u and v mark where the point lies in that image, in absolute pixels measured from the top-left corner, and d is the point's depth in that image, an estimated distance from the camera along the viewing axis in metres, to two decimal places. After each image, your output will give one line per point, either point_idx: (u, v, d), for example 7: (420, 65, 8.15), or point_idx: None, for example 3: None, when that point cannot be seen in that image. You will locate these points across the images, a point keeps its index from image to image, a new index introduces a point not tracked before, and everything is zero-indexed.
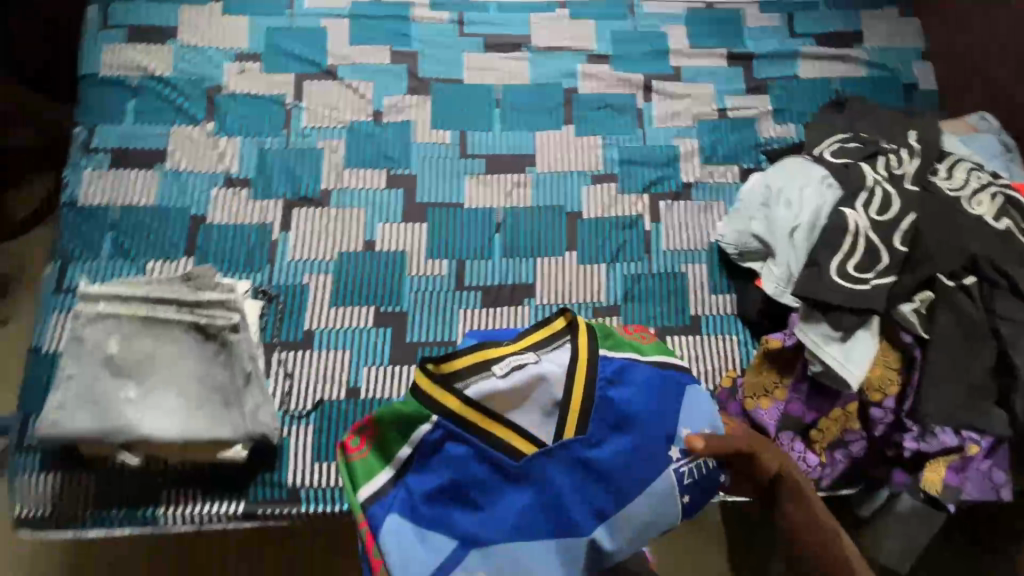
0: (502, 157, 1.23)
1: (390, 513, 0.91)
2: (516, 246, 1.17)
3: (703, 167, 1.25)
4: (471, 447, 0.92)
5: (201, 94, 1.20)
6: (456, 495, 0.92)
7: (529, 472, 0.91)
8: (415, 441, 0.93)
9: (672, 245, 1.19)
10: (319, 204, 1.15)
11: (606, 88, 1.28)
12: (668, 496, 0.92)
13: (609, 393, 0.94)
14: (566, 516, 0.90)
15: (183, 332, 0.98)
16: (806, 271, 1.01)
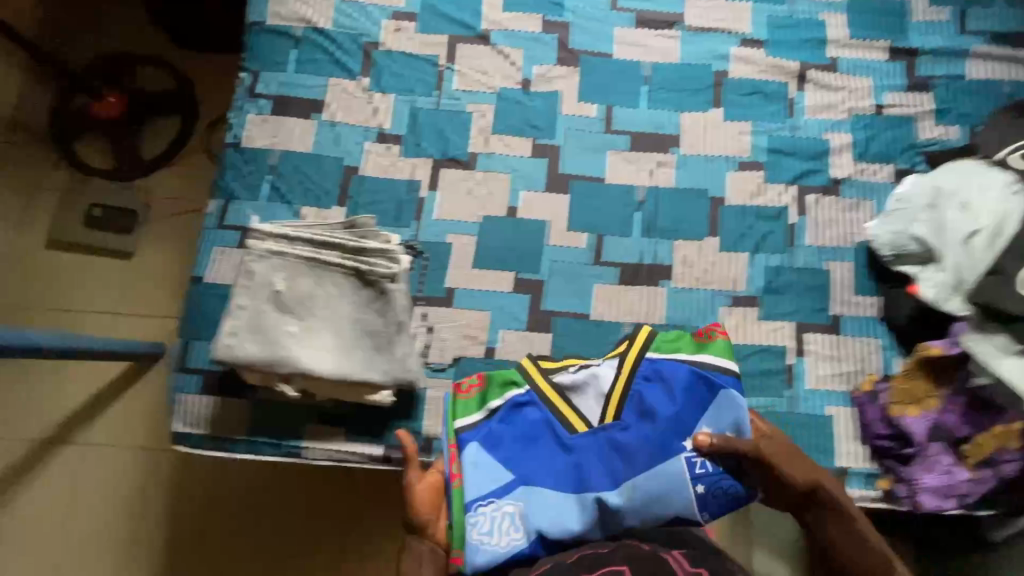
0: (647, 136, 1.21)
1: (470, 443, 0.96)
2: (656, 227, 1.17)
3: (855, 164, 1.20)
4: (541, 414, 0.97)
5: (359, 49, 1.23)
6: (525, 439, 0.96)
7: (579, 442, 0.94)
8: (502, 399, 0.99)
9: (816, 240, 1.16)
10: (466, 166, 1.17)
11: (759, 74, 1.24)
12: (677, 483, 0.89)
13: (650, 388, 0.96)
14: (590, 478, 0.91)
15: (344, 277, 1.02)
16: (985, 279, 0.95)
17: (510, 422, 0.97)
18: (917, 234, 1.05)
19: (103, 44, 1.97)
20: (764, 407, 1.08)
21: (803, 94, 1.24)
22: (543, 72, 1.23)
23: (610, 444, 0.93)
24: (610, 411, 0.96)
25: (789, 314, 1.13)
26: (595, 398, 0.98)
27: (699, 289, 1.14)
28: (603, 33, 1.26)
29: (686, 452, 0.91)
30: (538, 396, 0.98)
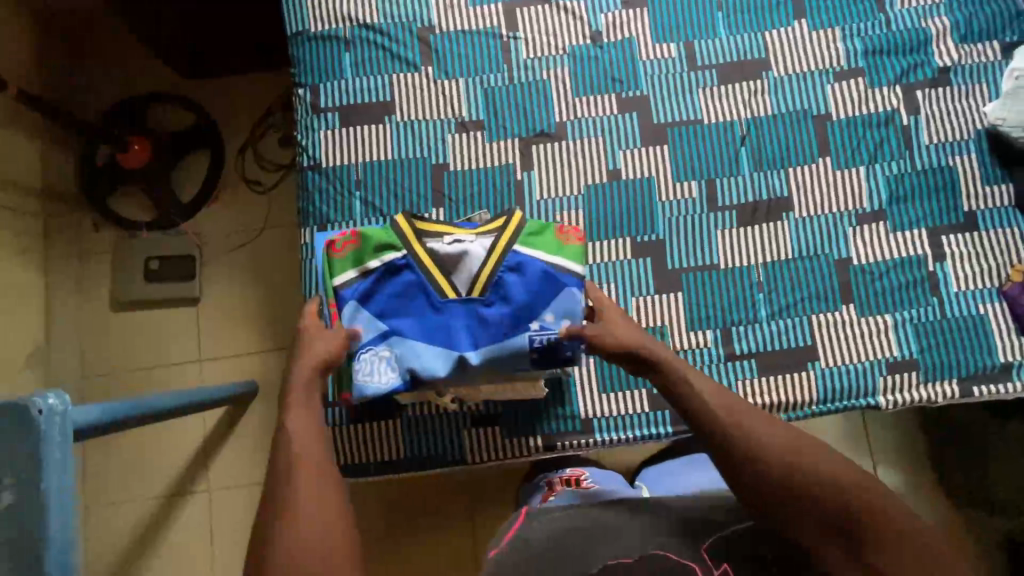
0: (734, 66, 1.14)
1: (349, 303, 0.94)
2: (764, 159, 1.11)
3: (961, 48, 1.13)
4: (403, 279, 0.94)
5: (414, 38, 1.15)
6: (399, 299, 0.94)
7: (443, 307, 0.93)
8: (386, 260, 0.94)
9: (934, 138, 1.10)
10: (555, 138, 1.11)
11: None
12: (495, 349, 0.92)
13: (511, 273, 0.93)
14: (458, 341, 0.92)
15: None
16: None
17: (381, 296, 0.94)
18: None
19: (103, 88, 1.75)
20: (913, 318, 1.05)
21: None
22: (612, 20, 1.15)
23: (479, 314, 0.92)
24: (475, 287, 0.93)
25: (922, 220, 1.08)
26: (465, 277, 0.94)
27: (822, 214, 1.09)
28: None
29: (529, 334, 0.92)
30: (414, 261, 0.94)
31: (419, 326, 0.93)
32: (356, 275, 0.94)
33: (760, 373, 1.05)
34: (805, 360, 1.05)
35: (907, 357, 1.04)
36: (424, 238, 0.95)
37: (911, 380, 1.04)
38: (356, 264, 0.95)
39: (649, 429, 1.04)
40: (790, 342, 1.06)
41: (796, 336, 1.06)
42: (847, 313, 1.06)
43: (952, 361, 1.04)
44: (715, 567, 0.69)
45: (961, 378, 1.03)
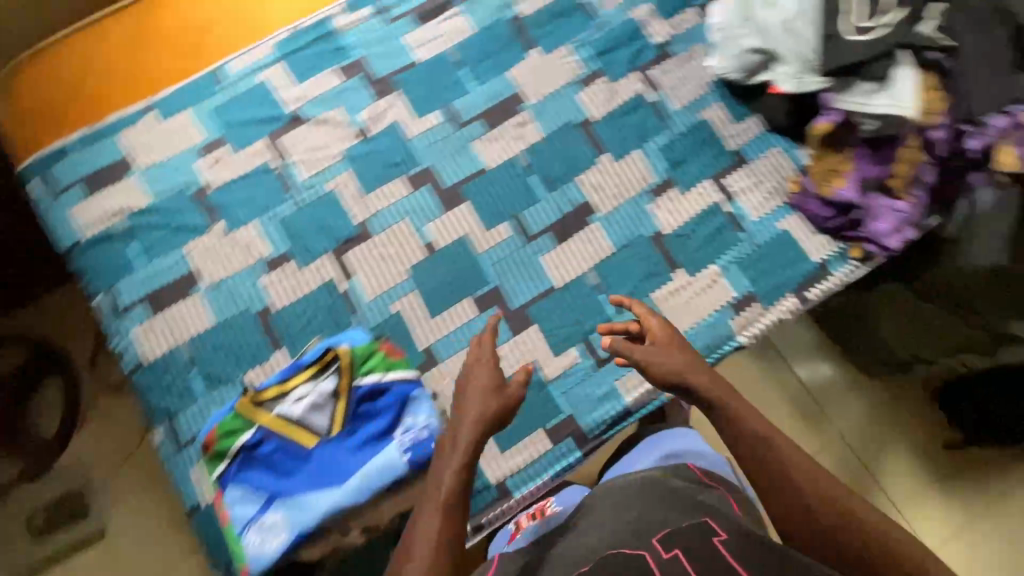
0: (495, 110, 1.23)
1: (231, 486, 0.93)
2: (554, 177, 1.19)
3: (667, 23, 1.28)
4: (269, 446, 0.94)
5: (194, 203, 1.15)
6: (274, 464, 0.94)
7: (315, 452, 0.94)
8: (242, 442, 0.93)
9: (682, 102, 1.23)
10: (363, 237, 1.15)
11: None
12: (376, 469, 0.93)
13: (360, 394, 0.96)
14: (344, 470, 0.94)
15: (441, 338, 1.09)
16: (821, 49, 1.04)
17: (252, 474, 0.93)
18: (751, 42, 1.13)
19: None
20: (734, 258, 1.15)
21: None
22: (371, 113, 1.21)
23: (349, 447, 0.95)
24: (336, 425, 0.95)
25: (703, 172, 1.20)
26: (322, 423, 0.95)
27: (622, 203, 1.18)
28: (399, 48, 1.25)
29: (396, 443, 0.95)
30: (268, 431, 0.94)
31: (307, 475, 0.94)
32: (224, 466, 0.93)
33: (634, 364, 1.10)
34: None
35: (744, 293, 1.13)
36: (269, 405, 0.95)
37: (757, 312, 1.12)
38: (218, 457, 0.94)
39: (559, 463, 1.05)
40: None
41: None
42: (679, 278, 1.14)
43: (780, 279, 1.14)
44: (665, 553, 0.71)
45: (794, 290, 1.13)
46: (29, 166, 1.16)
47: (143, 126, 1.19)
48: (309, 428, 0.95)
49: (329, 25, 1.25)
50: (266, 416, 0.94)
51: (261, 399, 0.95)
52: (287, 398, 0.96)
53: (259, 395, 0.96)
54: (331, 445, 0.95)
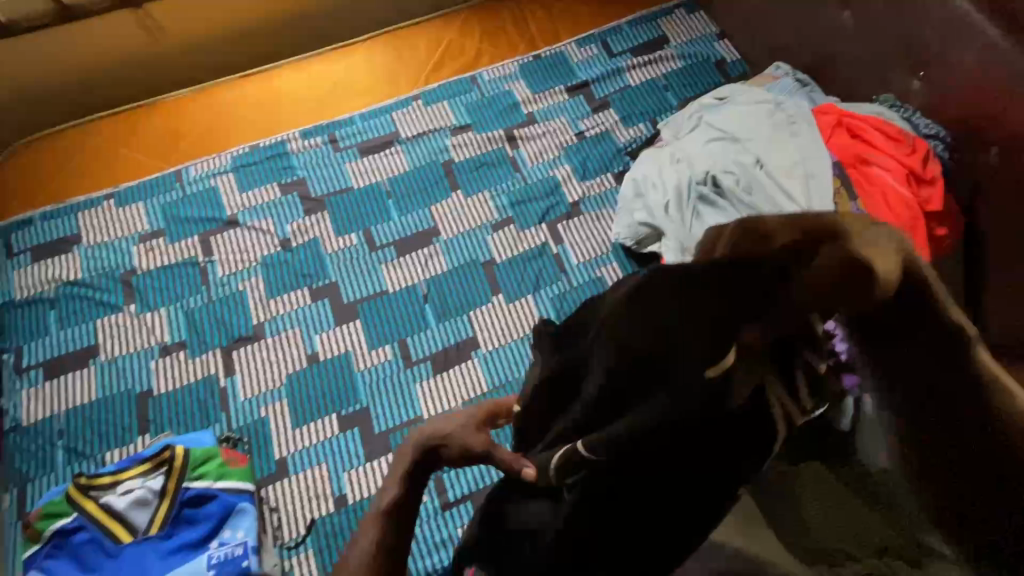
0: (409, 239, 1.34)
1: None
2: (445, 310, 1.26)
3: (584, 184, 1.39)
4: (85, 535, 0.94)
5: (117, 282, 1.27)
6: (82, 563, 0.93)
7: (122, 559, 0.93)
8: (50, 532, 0.94)
9: (582, 256, 1.30)
10: (254, 338, 1.22)
11: (477, 151, 1.44)
12: None
13: (184, 512, 0.97)
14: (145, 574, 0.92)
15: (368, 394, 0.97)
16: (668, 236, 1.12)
17: (52, 564, 0.93)
18: (639, 215, 1.20)
19: None
20: None
21: (518, 152, 1.44)
22: (295, 225, 1.34)
23: (159, 551, 0.94)
24: (152, 526, 0.95)
25: None
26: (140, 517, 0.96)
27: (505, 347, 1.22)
28: (338, 174, 1.41)
29: (206, 553, 0.95)
30: (86, 519, 0.94)
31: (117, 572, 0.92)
32: (38, 550, 0.94)
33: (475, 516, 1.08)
34: None
35: None
36: (98, 492, 0.97)
37: None
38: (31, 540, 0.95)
39: None
40: (495, 476, 1.11)
41: None
42: None
43: None
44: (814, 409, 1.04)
45: None
46: None
47: (101, 208, 1.35)
48: (127, 523, 0.95)
49: (284, 146, 1.43)
50: (93, 505, 0.95)
51: (91, 486, 0.97)
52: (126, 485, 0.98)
53: (93, 480, 0.98)
54: (142, 547, 0.94)
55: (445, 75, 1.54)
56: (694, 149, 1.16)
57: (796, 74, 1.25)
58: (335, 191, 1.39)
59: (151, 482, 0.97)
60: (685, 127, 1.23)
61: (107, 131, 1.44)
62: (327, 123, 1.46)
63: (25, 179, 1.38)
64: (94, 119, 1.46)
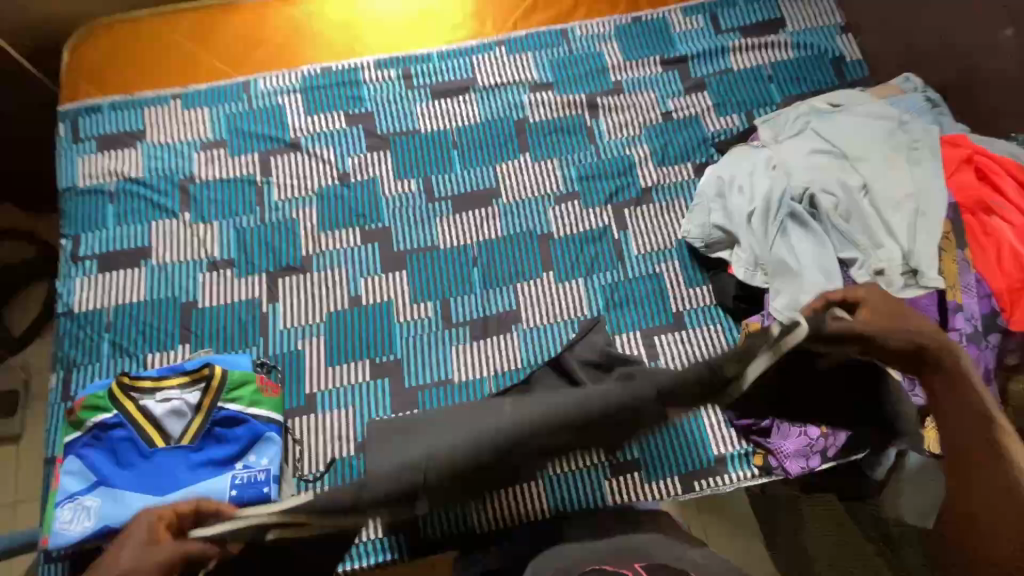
0: (471, 196, 1.29)
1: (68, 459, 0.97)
2: (494, 276, 1.22)
3: (687, 291, 1.21)
4: (123, 433, 0.98)
5: (175, 187, 1.27)
6: (117, 458, 0.97)
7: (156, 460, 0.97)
8: (90, 425, 0.98)
9: (643, 248, 1.24)
10: (301, 270, 1.21)
11: (556, 113, 1.35)
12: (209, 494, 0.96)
13: (216, 430, 1.00)
14: (174, 481, 0.96)
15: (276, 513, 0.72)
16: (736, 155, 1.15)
17: (89, 453, 0.97)
18: (714, 218, 1.13)
19: None
20: None
21: (599, 122, 1.35)
22: (350, 157, 1.30)
23: (189, 461, 0.98)
24: (184, 437, 0.98)
25: (635, 325, 1.18)
26: (173, 429, 0.99)
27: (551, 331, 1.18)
28: (407, 114, 1.34)
29: (233, 472, 0.99)
30: (126, 419, 0.98)
31: (150, 469, 0.97)
32: (77, 437, 0.98)
33: None
34: None
35: (628, 458, 1.09)
36: (137, 396, 0.99)
37: (631, 483, 1.08)
38: (71, 427, 0.99)
39: (378, 555, 1.04)
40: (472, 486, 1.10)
41: None
42: None
43: (672, 459, 1.09)
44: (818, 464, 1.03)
45: (682, 475, 1.08)
46: (66, 110, 1.32)
47: (168, 108, 1.33)
48: (160, 429, 0.99)
49: (356, 74, 1.36)
50: (133, 407, 0.99)
51: (134, 390, 1.00)
52: (162, 395, 1.00)
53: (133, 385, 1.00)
54: (175, 453, 0.98)
55: (534, 24, 1.42)
56: (794, 157, 1.06)
57: (925, 92, 1.13)
58: (402, 132, 1.33)
59: (185, 396, 0.99)
60: (788, 130, 1.12)
61: (181, 27, 1.39)
62: (403, 57, 1.39)
63: (97, 65, 1.36)
64: (170, 12, 1.41)
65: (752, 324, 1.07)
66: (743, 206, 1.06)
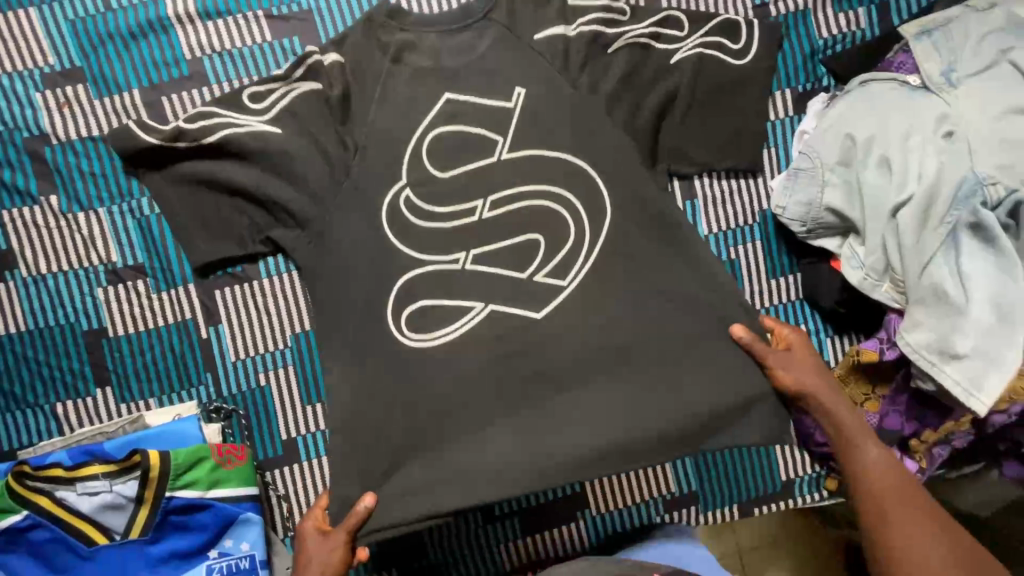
0: (487, 172, 0.83)
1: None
2: (540, 293, 0.82)
3: (768, 283, 0.91)
4: (47, 533, 0.75)
5: (23, 154, 0.84)
6: (48, 562, 0.76)
7: (101, 561, 0.76)
8: None
9: (713, 226, 0.91)
10: (245, 277, 0.87)
11: (599, 14, 0.86)
12: None
13: (172, 517, 0.77)
14: None
15: (252, 121, 0.82)
16: (878, 93, 0.77)
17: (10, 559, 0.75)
18: (830, 197, 0.77)
19: None
20: (689, 448, 0.92)
21: (664, 23, 0.87)
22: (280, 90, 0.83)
23: (147, 558, 0.77)
24: (132, 531, 0.76)
25: None
26: (115, 523, 0.77)
27: None
28: (369, 41, 0.84)
29: (207, 558, 0.79)
30: (45, 519, 0.75)
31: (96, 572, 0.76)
32: None
33: (524, 534, 0.91)
34: (574, 509, 0.91)
35: (685, 492, 0.92)
36: (54, 488, 0.75)
37: (689, 515, 0.93)
38: None
39: None
40: (512, 531, 0.91)
41: (563, 484, 0.91)
42: None
43: (734, 486, 0.93)
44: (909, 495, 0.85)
45: (742, 502, 0.93)
46: None
47: None
48: (97, 524, 0.76)
49: None
50: (51, 502, 0.75)
51: (48, 481, 0.75)
52: (88, 484, 0.76)
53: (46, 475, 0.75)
54: (123, 551, 0.76)
55: None
56: (979, 119, 0.71)
57: None
58: (363, 71, 0.84)
59: (121, 487, 0.75)
60: (968, 65, 0.73)
61: None
62: None
63: None
64: None
65: (863, 351, 0.80)
66: (888, 192, 0.73)
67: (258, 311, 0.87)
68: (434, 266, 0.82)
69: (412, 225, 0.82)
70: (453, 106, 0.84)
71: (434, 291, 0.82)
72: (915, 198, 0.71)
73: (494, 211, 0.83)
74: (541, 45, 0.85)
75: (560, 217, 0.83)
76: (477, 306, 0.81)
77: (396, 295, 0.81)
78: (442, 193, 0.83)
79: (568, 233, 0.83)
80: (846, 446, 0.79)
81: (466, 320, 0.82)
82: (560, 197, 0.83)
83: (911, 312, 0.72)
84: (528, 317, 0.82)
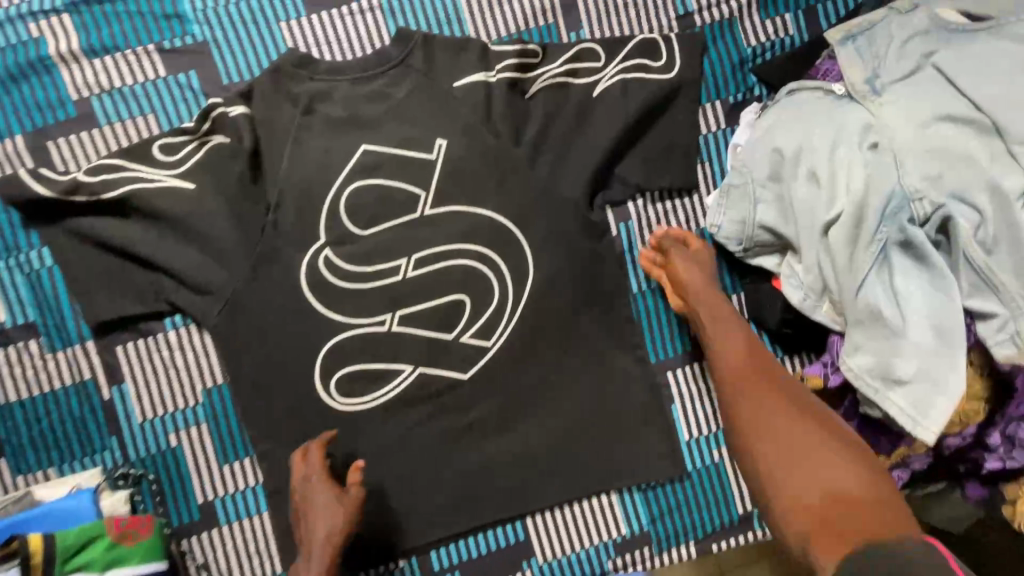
0: (408, 229, 0.84)
1: None
2: (468, 355, 0.84)
3: None
4: None
5: None
6: None
7: None
8: None
9: (649, 248, 0.87)
10: (148, 331, 0.81)
11: (515, 60, 0.83)
12: None
13: None
14: None
15: (161, 182, 0.78)
16: (806, 104, 0.73)
17: None
18: (762, 215, 0.73)
19: None
20: (639, 485, 0.87)
21: (580, 56, 0.84)
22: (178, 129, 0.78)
23: None
24: None
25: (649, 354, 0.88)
26: None
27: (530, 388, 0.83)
28: (277, 91, 0.80)
29: None
30: None
31: None
32: None
33: None
34: (520, 557, 0.85)
35: (637, 532, 0.87)
36: None
37: (643, 556, 0.87)
38: None
39: None
40: None
41: (507, 532, 0.85)
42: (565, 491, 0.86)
43: (686, 523, 0.87)
44: None
45: (699, 539, 0.88)
46: None
47: None
48: None
49: None
50: None
51: None
52: None
53: None
54: None
55: None
56: (905, 128, 0.67)
57: None
58: (274, 124, 0.80)
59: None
60: (894, 72, 0.69)
61: None
62: None
63: None
64: None
65: (808, 376, 0.75)
66: (817, 208, 0.69)
67: (165, 366, 0.81)
68: (359, 326, 0.83)
69: (332, 284, 0.82)
70: (372, 157, 0.83)
71: (362, 353, 0.83)
72: (848, 214, 0.67)
73: (418, 270, 0.84)
74: (460, 92, 0.83)
75: (481, 276, 0.84)
76: (405, 368, 0.84)
77: (323, 354, 0.82)
78: (365, 252, 0.83)
79: (491, 295, 0.84)
80: (732, 389, 0.70)
81: (396, 381, 0.84)
82: (483, 256, 0.84)
83: (850, 336, 0.67)
84: (453, 377, 0.84)
